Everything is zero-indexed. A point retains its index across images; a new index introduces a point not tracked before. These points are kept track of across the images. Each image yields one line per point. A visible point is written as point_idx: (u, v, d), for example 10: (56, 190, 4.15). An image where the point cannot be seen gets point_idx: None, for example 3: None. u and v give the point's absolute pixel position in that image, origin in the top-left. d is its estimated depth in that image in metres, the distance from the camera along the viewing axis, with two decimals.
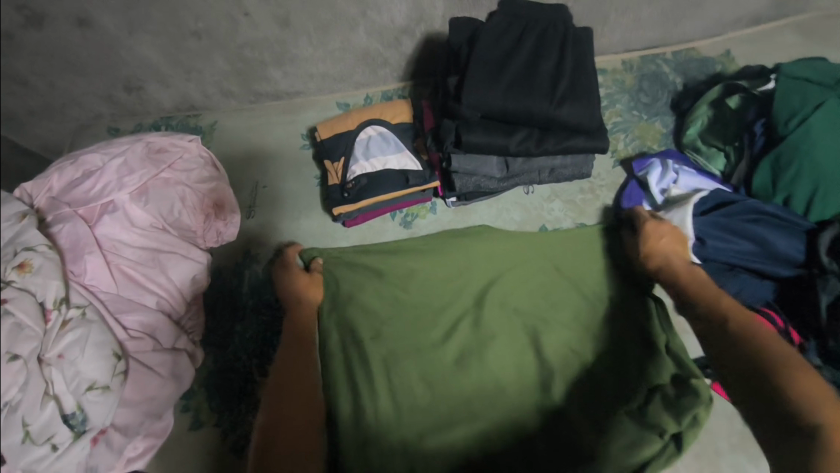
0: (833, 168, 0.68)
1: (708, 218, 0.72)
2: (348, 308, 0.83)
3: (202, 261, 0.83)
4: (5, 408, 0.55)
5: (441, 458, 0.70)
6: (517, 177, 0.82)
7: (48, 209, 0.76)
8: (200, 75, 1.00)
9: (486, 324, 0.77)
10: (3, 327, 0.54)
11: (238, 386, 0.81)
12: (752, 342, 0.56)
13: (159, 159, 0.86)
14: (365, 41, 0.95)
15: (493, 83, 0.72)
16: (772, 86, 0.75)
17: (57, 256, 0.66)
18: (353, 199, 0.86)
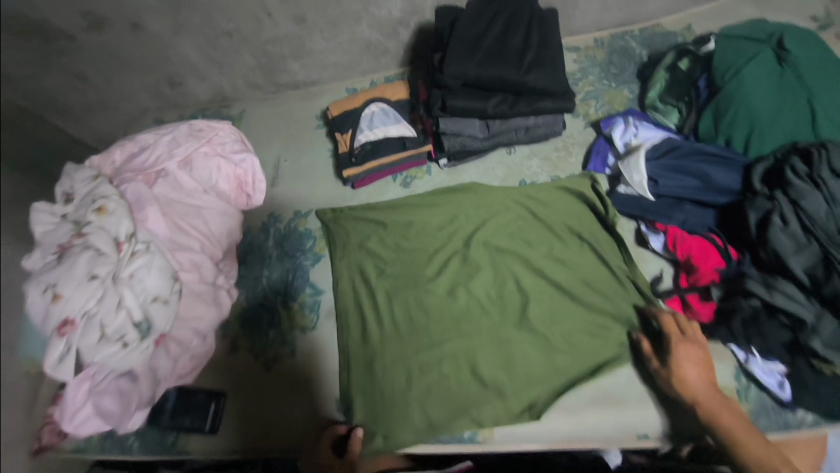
0: (766, 110, 0.78)
1: (660, 161, 0.83)
2: (357, 251, 0.98)
3: (236, 216, 1.03)
4: (84, 316, 0.76)
5: (431, 366, 0.83)
6: (497, 136, 0.95)
7: (115, 176, 0.96)
8: (231, 69, 1.18)
9: (469, 261, 0.91)
10: (82, 256, 0.77)
11: (266, 318, 0.97)
12: None
13: (200, 135, 1.03)
14: (368, 33, 1.11)
15: (470, 56, 0.87)
16: (712, 46, 0.87)
17: (127, 204, 0.86)
18: (358, 162, 1.03)
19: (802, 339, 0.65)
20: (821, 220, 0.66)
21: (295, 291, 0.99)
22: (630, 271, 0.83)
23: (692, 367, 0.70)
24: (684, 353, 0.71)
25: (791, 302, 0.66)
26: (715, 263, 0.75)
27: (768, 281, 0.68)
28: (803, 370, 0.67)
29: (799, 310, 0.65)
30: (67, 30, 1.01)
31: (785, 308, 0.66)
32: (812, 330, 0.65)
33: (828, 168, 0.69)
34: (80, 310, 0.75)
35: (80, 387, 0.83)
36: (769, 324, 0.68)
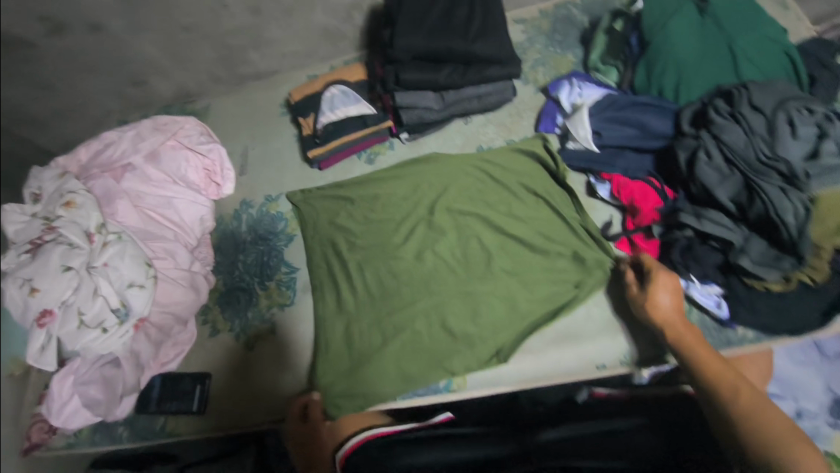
0: (691, 58, 0.86)
1: (602, 115, 0.89)
2: (328, 228, 1.02)
3: (207, 205, 1.03)
4: (62, 306, 0.77)
5: (405, 323, 0.88)
6: (452, 107, 1.00)
7: (82, 174, 0.97)
8: (192, 64, 1.19)
9: (433, 226, 0.95)
10: (55, 249, 0.79)
11: (244, 299, 1.00)
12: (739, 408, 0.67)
13: (165, 129, 1.05)
14: (323, 18, 1.14)
15: (417, 29, 0.93)
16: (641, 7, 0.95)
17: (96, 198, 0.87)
18: (323, 143, 1.07)
19: (732, 259, 0.75)
20: (741, 151, 0.74)
21: (271, 271, 1.01)
22: (583, 220, 0.90)
23: (665, 293, 0.77)
24: (661, 280, 0.77)
25: (720, 228, 0.75)
26: (654, 203, 0.82)
27: (699, 212, 0.77)
28: (736, 287, 0.77)
29: (727, 234, 0.74)
30: (27, 37, 0.97)
31: (712, 233, 0.75)
32: (740, 250, 0.74)
33: (748, 104, 0.76)
34: (57, 301, 0.77)
35: (66, 380, 0.86)
36: (703, 250, 0.77)
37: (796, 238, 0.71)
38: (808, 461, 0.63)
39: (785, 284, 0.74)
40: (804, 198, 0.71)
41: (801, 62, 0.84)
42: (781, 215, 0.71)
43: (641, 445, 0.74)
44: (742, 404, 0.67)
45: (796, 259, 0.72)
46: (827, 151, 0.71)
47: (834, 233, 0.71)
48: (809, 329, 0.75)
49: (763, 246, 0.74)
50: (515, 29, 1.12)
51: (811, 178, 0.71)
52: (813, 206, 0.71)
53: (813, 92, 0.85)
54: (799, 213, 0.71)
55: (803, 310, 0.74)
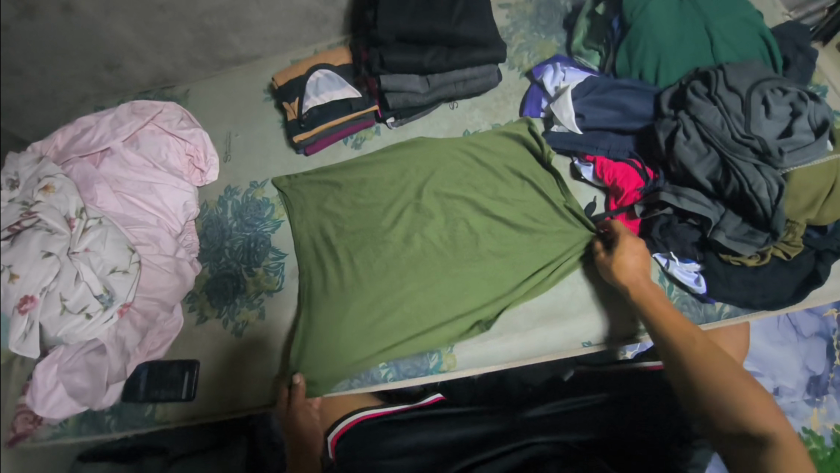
0: (670, 41, 0.88)
1: (585, 98, 0.91)
2: (315, 213, 1.02)
3: (191, 190, 1.02)
4: (43, 292, 0.73)
5: (394, 305, 0.89)
6: (438, 90, 1.00)
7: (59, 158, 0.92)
8: (169, 47, 1.16)
9: (421, 209, 0.96)
10: (33, 235, 0.72)
11: (232, 286, 0.99)
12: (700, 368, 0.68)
13: (143, 113, 1.03)
14: (304, 0, 1.12)
15: (401, 10, 0.94)
16: None
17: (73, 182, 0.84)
18: (308, 127, 1.06)
19: (709, 235, 0.77)
20: (717, 130, 0.76)
21: (258, 258, 1.01)
22: (568, 201, 0.92)
23: (632, 257, 0.79)
24: (628, 244, 0.79)
25: (697, 205, 0.77)
26: (637, 185, 0.85)
27: (678, 191, 0.79)
28: (713, 264, 0.79)
29: (705, 211, 0.77)
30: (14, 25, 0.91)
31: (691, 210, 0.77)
32: (717, 226, 0.77)
33: (724, 85, 0.78)
34: (38, 287, 0.71)
35: (48, 371, 0.83)
36: (681, 227, 0.80)
37: (770, 213, 0.73)
38: (757, 404, 0.65)
39: (759, 259, 0.78)
40: (778, 174, 0.74)
41: (776, 46, 0.87)
42: (755, 190, 0.73)
43: (617, 416, 0.79)
44: (697, 350, 0.70)
45: (770, 234, 0.75)
46: (798, 128, 0.74)
47: (802, 211, 0.75)
48: (781, 302, 0.77)
49: (737, 222, 0.77)
50: (499, 14, 1.11)
51: (785, 154, 0.73)
52: (786, 182, 0.74)
53: (787, 74, 0.88)
54: (773, 189, 0.73)
55: (776, 283, 0.78)
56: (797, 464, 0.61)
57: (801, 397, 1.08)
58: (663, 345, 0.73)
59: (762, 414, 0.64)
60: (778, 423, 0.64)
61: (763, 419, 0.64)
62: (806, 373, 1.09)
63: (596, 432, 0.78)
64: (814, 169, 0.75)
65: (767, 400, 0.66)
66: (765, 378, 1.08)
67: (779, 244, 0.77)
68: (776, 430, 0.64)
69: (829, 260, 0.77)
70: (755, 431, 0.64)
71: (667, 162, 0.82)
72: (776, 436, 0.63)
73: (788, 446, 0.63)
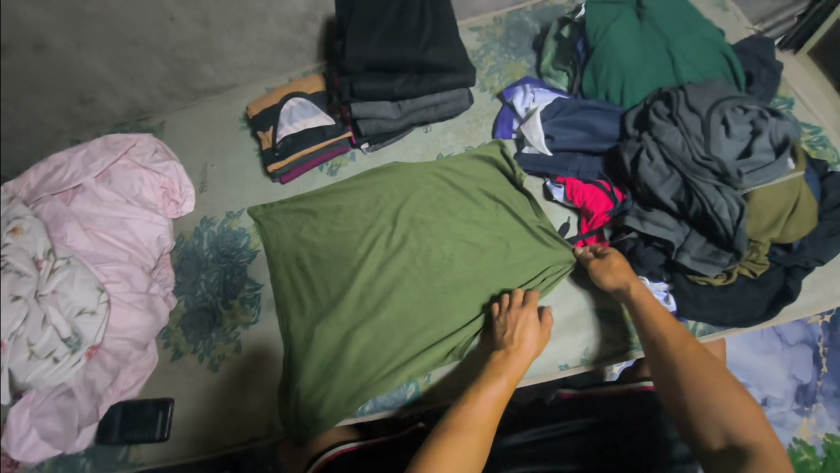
0: (633, 61, 0.90)
1: (553, 120, 0.92)
2: (292, 241, 1.01)
3: (164, 223, 1.01)
4: (12, 338, 0.68)
5: (373, 333, 0.89)
6: (410, 115, 1.01)
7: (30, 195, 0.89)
8: (143, 79, 1.16)
9: (395, 235, 0.96)
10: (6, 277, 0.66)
11: (208, 319, 0.97)
12: (689, 368, 0.68)
13: (116, 147, 1.02)
14: (277, 30, 1.14)
15: (367, 38, 0.95)
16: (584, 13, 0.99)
17: (42, 223, 0.79)
18: (282, 156, 1.06)
19: (674, 258, 0.78)
20: (678, 152, 0.77)
21: (234, 289, 1.00)
22: (542, 222, 0.92)
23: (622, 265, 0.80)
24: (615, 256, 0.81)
25: (660, 229, 0.78)
26: (606, 207, 0.87)
27: (643, 214, 0.80)
28: (682, 284, 0.79)
29: (669, 235, 0.77)
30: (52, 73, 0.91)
31: (654, 234, 0.77)
32: (680, 248, 0.78)
33: (685, 106, 0.80)
34: (7, 333, 0.67)
35: (21, 417, 0.78)
36: (646, 251, 0.80)
37: (732, 234, 0.74)
38: (748, 416, 0.63)
39: (725, 278, 0.78)
40: (738, 194, 0.75)
41: (739, 64, 0.88)
42: (717, 211, 0.74)
43: (576, 445, 0.78)
44: (690, 358, 0.69)
45: (733, 254, 0.75)
46: (757, 148, 0.75)
47: (766, 229, 0.75)
48: (752, 319, 0.78)
49: (702, 242, 0.78)
50: (470, 37, 1.12)
51: (743, 175, 0.74)
52: (746, 203, 0.75)
53: (750, 89, 0.89)
54: (734, 210, 0.74)
55: (745, 300, 0.78)
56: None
57: (790, 407, 1.06)
58: (655, 354, 0.72)
59: (752, 428, 0.62)
60: (769, 440, 0.62)
61: (754, 433, 0.62)
62: (794, 382, 1.08)
63: (560, 462, 0.76)
64: (775, 188, 0.75)
65: (759, 416, 0.63)
66: (751, 388, 1.07)
67: (744, 262, 0.78)
68: (765, 446, 0.61)
69: (799, 275, 0.78)
70: (743, 443, 0.61)
71: (633, 184, 0.83)
72: (766, 452, 0.60)
73: (780, 464, 0.59)
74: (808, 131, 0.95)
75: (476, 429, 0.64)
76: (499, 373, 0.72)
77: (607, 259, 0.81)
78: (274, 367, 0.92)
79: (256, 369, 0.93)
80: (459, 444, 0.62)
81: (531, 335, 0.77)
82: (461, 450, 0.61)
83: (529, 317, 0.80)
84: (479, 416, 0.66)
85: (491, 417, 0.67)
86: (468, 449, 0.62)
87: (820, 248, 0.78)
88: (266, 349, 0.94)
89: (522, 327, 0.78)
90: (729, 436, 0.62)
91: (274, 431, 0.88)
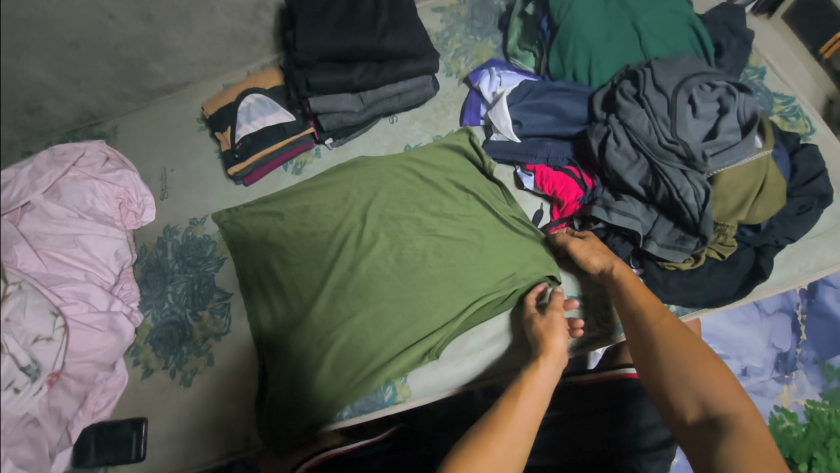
0: (599, 40, 0.87)
1: (521, 104, 0.89)
2: (260, 247, 0.98)
3: (121, 237, 0.97)
4: None
5: (347, 338, 0.86)
6: (373, 107, 0.97)
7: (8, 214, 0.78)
8: (90, 82, 1.05)
9: (366, 233, 0.93)
10: None
11: (177, 333, 0.94)
12: (666, 344, 0.68)
13: (63, 159, 0.94)
14: (227, 22, 1.06)
15: (320, 29, 0.90)
16: None
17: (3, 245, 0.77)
18: (242, 158, 1.02)
19: (642, 246, 0.77)
20: (645, 135, 0.76)
21: (203, 300, 0.96)
22: (515, 212, 0.90)
23: (600, 248, 0.78)
24: (591, 242, 0.79)
25: (627, 218, 0.77)
26: (576, 195, 0.86)
27: (609, 204, 0.78)
28: (653, 271, 0.78)
29: (635, 223, 0.76)
30: None
31: (620, 223, 0.76)
32: (648, 236, 0.77)
33: (652, 85, 0.77)
34: None
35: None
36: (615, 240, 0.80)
37: (698, 219, 0.73)
38: (724, 387, 0.63)
39: (693, 262, 0.77)
40: (704, 178, 0.74)
41: (707, 37, 0.85)
42: (683, 196, 0.73)
43: (540, 441, 0.80)
44: (667, 333, 0.69)
45: (700, 239, 0.74)
46: (723, 128, 0.74)
47: (732, 212, 0.74)
48: (724, 299, 0.77)
49: (668, 229, 0.77)
50: (432, 19, 1.07)
51: (708, 159, 0.73)
52: (711, 186, 0.74)
53: (720, 62, 0.87)
54: (700, 194, 0.73)
55: (716, 282, 0.77)
56: (764, 450, 0.56)
57: (770, 376, 1.07)
58: (633, 331, 0.72)
59: (728, 397, 0.62)
60: (745, 407, 0.61)
61: (730, 402, 0.61)
62: (773, 351, 1.08)
63: (540, 455, 0.78)
64: (741, 168, 0.74)
65: (734, 384, 0.63)
66: (731, 360, 1.08)
67: (713, 245, 0.77)
68: (743, 416, 0.60)
69: (770, 254, 0.77)
70: (718, 413, 0.61)
71: (602, 170, 0.82)
72: (743, 422, 0.59)
73: (756, 430, 0.58)
74: (780, 101, 0.91)
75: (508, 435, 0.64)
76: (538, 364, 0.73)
77: (586, 242, 0.79)
78: (251, 378, 0.90)
79: (233, 380, 0.90)
80: (516, 425, 0.65)
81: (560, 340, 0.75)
82: (501, 448, 0.62)
83: (561, 320, 0.77)
84: (530, 403, 0.68)
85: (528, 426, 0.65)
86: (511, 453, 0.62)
87: (790, 226, 0.78)
88: (244, 357, 0.92)
89: (552, 333, 0.76)
90: (704, 406, 0.62)
91: (252, 444, 0.86)
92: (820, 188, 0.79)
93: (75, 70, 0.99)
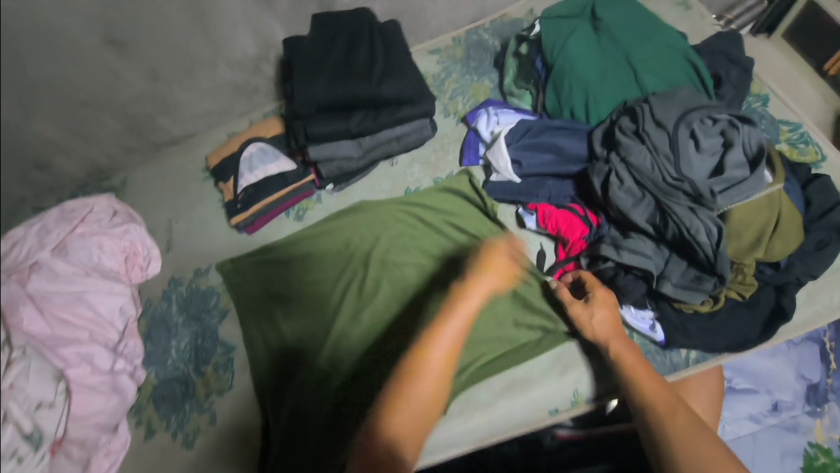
0: (594, 77, 0.86)
1: (519, 144, 0.88)
2: (264, 297, 0.96)
3: (127, 292, 0.96)
4: None
5: (352, 392, 0.84)
6: (372, 151, 0.97)
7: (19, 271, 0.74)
8: (97, 139, 0.94)
9: (370, 280, 0.92)
10: None
11: (180, 390, 0.93)
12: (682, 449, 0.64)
13: (72, 216, 0.92)
14: (230, 74, 1.10)
15: (316, 80, 0.91)
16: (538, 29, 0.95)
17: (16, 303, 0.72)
18: (246, 207, 1.02)
19: (656, 287, 0.73)
20: (648, 173, 0.73)
21: (206, 355, 0.95)
22: None
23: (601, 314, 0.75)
24: (598, 308, 0.75)
25: (637, 256, 0.73)
26: (582, 232, 0.83)
27: (618, 242, 0.75)
28: (668, 312, 0.75)
29: (647, 262, 0.73)
30: None
31: (632, 262, 0.73)
32: (661, 275, 0.74)
33: (651, 120, 0.76)
34: None
35: None
36: (627, 280, 0.76)
37: (713, 259, 0.69)
38: None
39: (712, 303, 0.73)
40: (714, 215, 0.70)
41: (706, 68, 0.84)
42: (694, 234, 0.70)
43: None
44: (679, 435, 0.65)
45: (717, 279, 0.71)
46: (729, 163, 0.71)
47: (748, 249, 0.70)
48: (747, 343, 0.72)
49: (682, 268, 0.73)
50: (429, 60, 1.08)
51: (718, 195, 0.70)
52: (724, 224, 0.71)
53: (720, 93, 0.84)
54: (712, 232, 0.69)
55: (736, 324, 0.73)
56: None
57: (802, 409, 1.00)
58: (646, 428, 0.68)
59: None
60: None
61: None
62: (803, 382, 1.02)
63: None
64: (754, 203, 0.70)
65: None
66: (759, 393, 1.01)
67: (731, 285, 0.73)
68: None
69: (791, 292, 0.73)
70: None
71: (606, 207, 0.80)
72: None
73: None
74: (786, 128, 0.89)
75: (401, 407, 0.60)
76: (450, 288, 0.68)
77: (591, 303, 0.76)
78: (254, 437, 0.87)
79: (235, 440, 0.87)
80: (413, 395, 0.60)
81: (484, 284, 0.64)
82: (396, 423, 0.60)
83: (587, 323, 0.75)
84: (434, 368, 0.60)
85: (424, 396, 0.60)
86: (408, 421, 0.60)
87: (810, 263, 0.74)
88: (249, 415, 0.89)
89: (484, 273, 0.65)
90: None
91: None
92: (837, 221, 0.75)
93: (83, 128, 0.87)
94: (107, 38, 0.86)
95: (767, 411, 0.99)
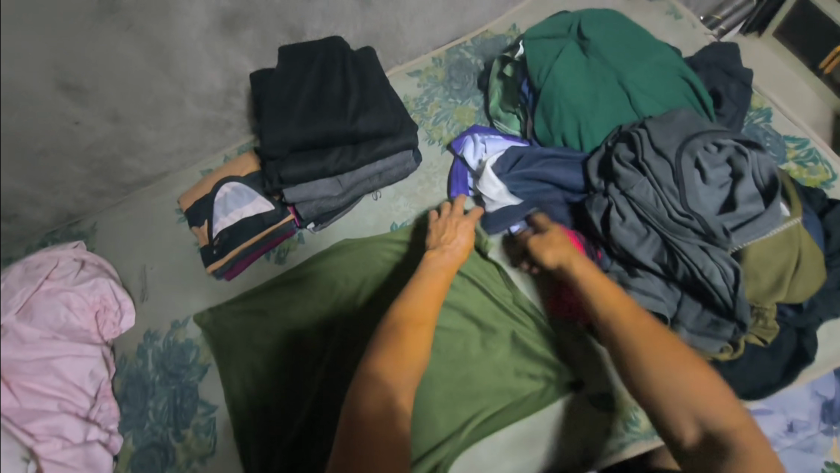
0: (585, 102, 0.81)
1: (512, 173, 0.82)
2: (247, 351, 0.90)
3: (97, 354, 0.88)
4: None
5: None
6: (353, 189, 0.91)
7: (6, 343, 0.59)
8: (64, 185, 0.75)
9: (362, 328, 0.87)
10: None
11: (160, 457, 0.87)
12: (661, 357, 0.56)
13: (36, 273, 0.74)
14: (199, 111, 1.00)
15: (287, 120, 0.85)
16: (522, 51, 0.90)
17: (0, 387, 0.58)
18: (221, 254, 0.96)
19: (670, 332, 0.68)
20: (652, 207, 0.68)
21: (186, 417, 0.89)
22: (515, 296, 0.83)
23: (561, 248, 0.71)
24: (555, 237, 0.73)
25: (648, 298, 0.68)
26: None
27: (625, 283, 0.70)
28: None
29: (658, 305, 0.67)
30: None
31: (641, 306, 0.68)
32: (674, 319, 0.68)
33: (651, 148, 0.70)
34: None
35: None
36: None
37: (731, 303, 0.64)
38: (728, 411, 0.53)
39: (732, 350, 0.68)
40: (728, 254, 0.65)
41: (702, 87, 0.79)
42: (708, 276, 0.64)
43: None
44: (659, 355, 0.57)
45: (737, 325, 0.65)
46: (741, 195, 0.66)
47: (768, 292, 0.66)
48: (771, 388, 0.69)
49: (697, 311, 0.68)
50: (409, 83, 1.02)
51: (731, 233, 0.64)
52: (739, 264, 0.66)
53: (721, 112, 0.79)
54: (728, 273, 0.64)
55: (756, 370, 0.69)
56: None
57: (817, 428, 0.93)
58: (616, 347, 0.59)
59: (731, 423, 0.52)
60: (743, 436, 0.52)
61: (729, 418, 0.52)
62: (817, 399, 0.94)
63: None
64: (769, 239, 0.65)
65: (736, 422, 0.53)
66: (774, 414, 0.93)
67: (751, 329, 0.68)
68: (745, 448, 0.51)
69: (813, 334, 0.71)
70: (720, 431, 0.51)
71: (608, 243, 0.74)
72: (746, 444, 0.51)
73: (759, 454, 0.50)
74: (793, 145, 0.86)
75: (392, 354, 0.58)
76: (441, 266, 0.70)
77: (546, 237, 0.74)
78: None
79: None
80: (400, 341, 0.59)
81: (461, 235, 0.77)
82: (386, 371, 0.57)
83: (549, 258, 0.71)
84: (424, 314, 0.63)
85: (409, 340, 0.60)
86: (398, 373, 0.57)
87: (832, 303, 0.71)
88: None
89: (461, 230, 0.77)
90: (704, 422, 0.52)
91: None
92: None
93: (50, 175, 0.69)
94: (59, 83, 0.65)
95: (781, 434, 0.92)
